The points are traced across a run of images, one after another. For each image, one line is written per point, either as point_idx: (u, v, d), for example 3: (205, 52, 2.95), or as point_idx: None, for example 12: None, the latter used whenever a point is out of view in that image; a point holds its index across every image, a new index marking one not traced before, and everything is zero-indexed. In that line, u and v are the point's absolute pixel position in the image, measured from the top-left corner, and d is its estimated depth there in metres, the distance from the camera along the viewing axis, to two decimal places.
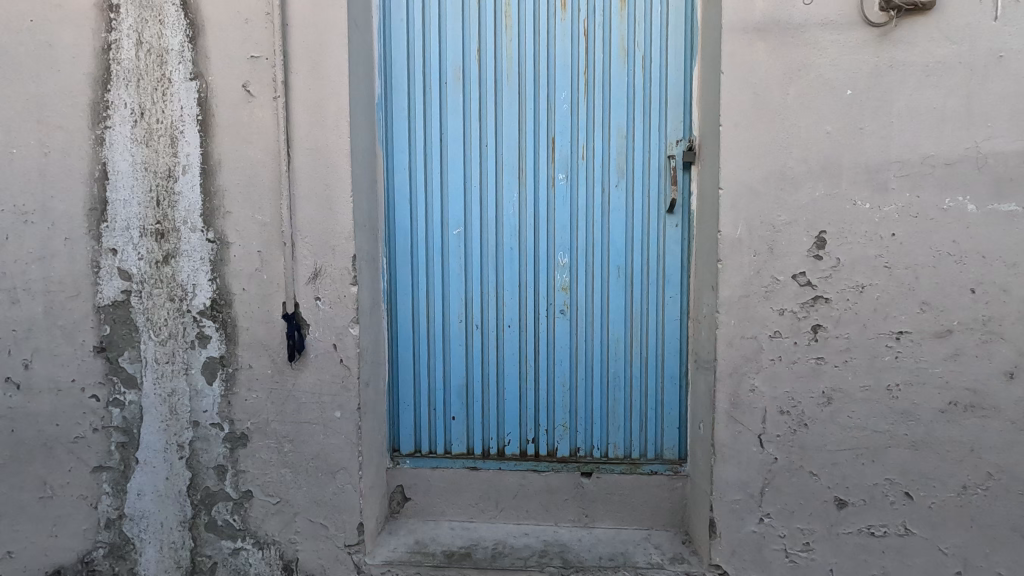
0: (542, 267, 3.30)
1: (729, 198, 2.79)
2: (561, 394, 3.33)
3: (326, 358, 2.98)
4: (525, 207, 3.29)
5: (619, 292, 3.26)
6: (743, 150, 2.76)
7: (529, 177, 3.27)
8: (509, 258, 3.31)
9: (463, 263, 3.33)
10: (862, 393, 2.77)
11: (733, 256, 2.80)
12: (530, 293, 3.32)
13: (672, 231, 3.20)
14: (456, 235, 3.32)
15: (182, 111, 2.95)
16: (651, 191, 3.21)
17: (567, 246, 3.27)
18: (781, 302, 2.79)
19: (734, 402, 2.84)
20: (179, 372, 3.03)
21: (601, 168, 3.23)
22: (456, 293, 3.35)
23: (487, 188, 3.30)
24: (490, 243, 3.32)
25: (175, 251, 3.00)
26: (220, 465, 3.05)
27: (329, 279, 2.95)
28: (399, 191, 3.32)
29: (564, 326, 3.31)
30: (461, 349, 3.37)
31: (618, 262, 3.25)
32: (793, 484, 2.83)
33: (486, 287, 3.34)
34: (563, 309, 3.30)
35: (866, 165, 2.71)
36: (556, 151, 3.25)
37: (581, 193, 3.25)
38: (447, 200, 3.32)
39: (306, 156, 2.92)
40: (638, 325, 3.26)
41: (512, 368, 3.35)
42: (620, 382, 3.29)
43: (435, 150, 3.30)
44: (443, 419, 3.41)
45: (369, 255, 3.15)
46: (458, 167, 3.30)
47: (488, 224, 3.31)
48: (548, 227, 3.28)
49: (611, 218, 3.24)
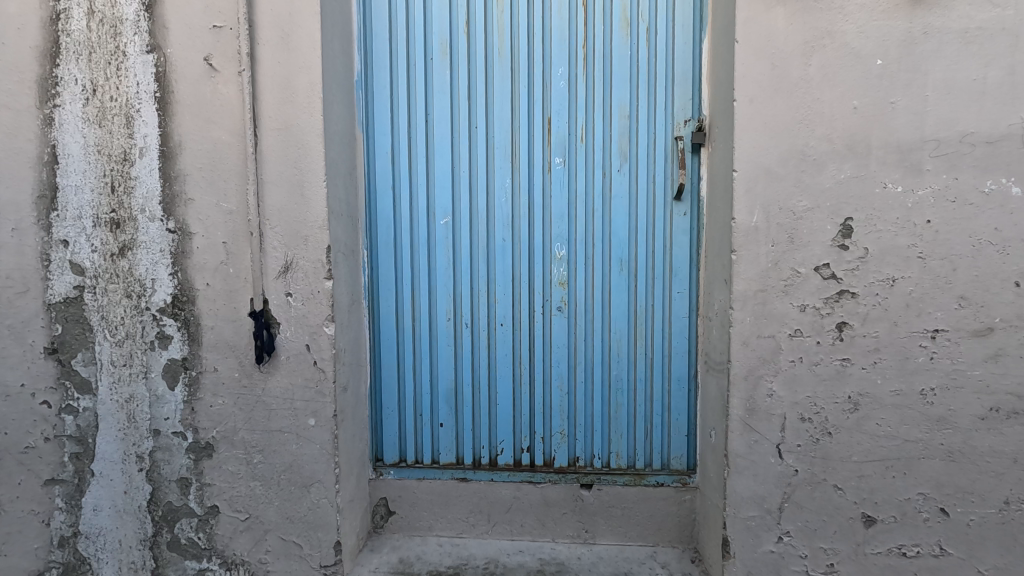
0: (537, 261, 3.02)
1: (745, 181, 2.50)
2: (558, 398, 3.05)
3: (298, 360, 2.70)
4: (518, 195, 3.01)
5: (621, 287, 2.98)
6: (760, 127, 2.48)
7: (522, 162, 2.99)
8: (502, 250, 3.03)
9: (452, 256, 3.05)
10: (892, 398, 2.49)
11: (748, 246, 2.52)
12: (524, 288, 3.04)
13: (680, 220, 2.92)
14: (443, 226, 3.04)
15: (138, 88, 2.67)
16: (656, 176, 2.92)
17: (565, 237, 2.99)
18: (802, 297, 2.50)
19: (751, 409, 2.56)
20: (138, 376, 2.76)
21: (601, 152, 2.95)
22: (443, 289, 3.07)
23: (477, 173, 3.02)
24: (481, 234, 3.04)
25: (132, 243, 2.73)
26: (183, 478, 2.78)
27: (300, 273, 2.67)
28: (381, 177, 3.04)
29: (561, 325, 3.03)
30: (449, 350, 3.09)
31: (620, 254, 2.96)
32: (815, 499, 2.55)
33: (476, 283, 3.06)
34: (560, 306, 3.02)
35: (898, 144, 2.43)
36: (552, 133, 2.97)
37: (580, 179, 2.96)
38: (434, 187, 3.04)
39: (275, 137, 2.63)
40: (643, 323, 2.98)
41: (505, 370, 3.07)
42: (623, 385, 3.02)
43: (420, 132, 3.02)
44: (430, 426, 3.13)
45: (347, 247, 2.87)
46: (445, 150, 3.02)
47: (479, 213, 3.03)
48: (544, 217, 3.00)
49: (613, 205, 2.95)
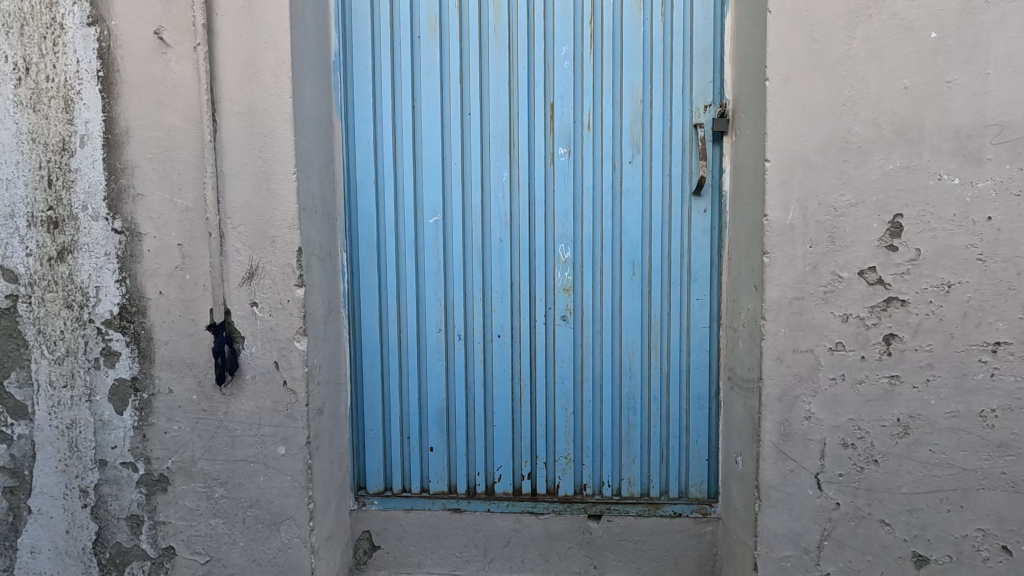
0: (538, 264, 2.68)
1: (778, 173, 2.18)
2: (563, 418, 2.72)
3: (266, 380, 2.35)
4: (517, 191, 2.67)
5: (633, 294, 2.64)
6: (796, 110, 2.16)
7: (521, 152, 2.65)
8: (499, 253, 2.69)
9: (442, 260, 2.71)
10: (947, 421, 2.17)
11: (783, 248, 2.19)
12: (523, 296, 2.70)
13: (699, 218, 2.59)
14: (432, 225, 2.70)
15: (78, 66, 2.30)
16: (673, 169, 2.59)
17: (570, 237, 2.65)
18: (844, 306, 2.18)
19: (785, 433, 2.24)
20: (80, 399, 2.39)
21: (610, 141, 2.62)
22: (432, 297, 2.73)
23: (471, 166, 2.68)
24: (475, 234, 2.70)
25: (73, 245, 2.36)
26: (134, 515, 2.42)
27: (267, 279, 2.32)
28: (362, 170, 2.69)
29: (565, 336, 2.69)
30: (440, 366, 2.75)
31: (632, 257, 2.63)
32: (859, 536, 2.23)
33: (470, 289, 2.73)
34: (565, 314, 2.69)
35: (955, 129, 2.10)
36: (555, 121, 2.63)
37: (586, 172, 2.63)
38: (421, 181, 2.70)
39: (237, 122, 2.28)
40: (658, 334, 2.65)
41: (503, 388, 2.73)
42: (636, 404, 2.69)
43: (406, 119, 2.67)
44: (419, 450, 2.79)
45: (323, 249, 2.52)
46: (434, 139, 2.67)
47: (472, 212, 2.69)
48: (546, 215, 2.67)
49: (624, 202, 2.62)
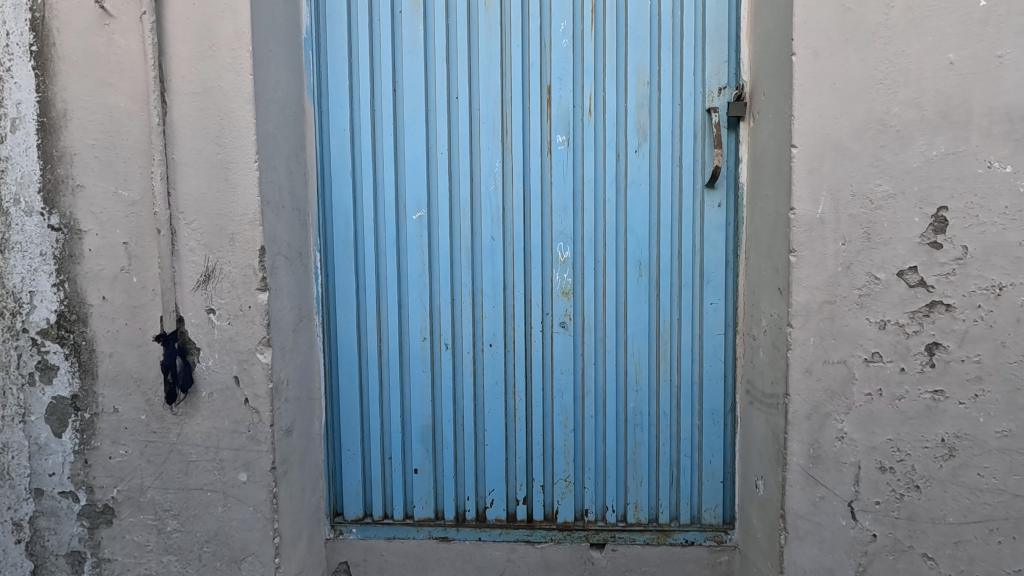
0: (533, 265, 2.41)
1: (806, 161, 1.92)
2: (562, 436, 2.45)
3: (225, 397, 2.06)
4: (511, 184, 2.40)
5: (639, 299, 2.38)
6: (826, 90, 1.91)
7: (514, 141, 2.39)
8: (490, 252, 2.42)
9: (427, 261, 2.44)
10: (998, 442, 1.90)
11: (812, 245, 1.93)
12: (517, 301, 2.43)
13: (713, 213, 2.33)
14: (415, 223, 2.43)
15: (7, 37, 1.99)
16: (683, 158, 2.33)
17: (569, 234, 2.39)
18: (881, 311, 1.92)
19: (815, 456, 1.98)
20: (12, 421, 2.06)
21: (614, 128, 2.35)
22: (416, 302, 2.45)
23: (458, 155, 2.41)
24: (463, 232, 2.42)
25: (2, 243, 2.04)
26: (75, 552, 2.11)
27: (226, 282, 2.03)
28: (337, 161, 2.42)
29: (564, 345, 2.42)
30: (425, 378, 2.48)
31: (638, 257, 2.37)
32: (897, 571, 1.97)
33: (458, 294, 2.45)
34: (563, 320, 2.42)
35: (1007, 111, 1.82)
36: (552, 106, 2.37)
37: (587, 163, 2.36)
38: (404, 174, 2.42)
39: (191, 102, 1.99)
40: (667, 343, 2.39)
41: (495, 403, 2.46)
42: (643, 420, 2.42)
43: (386, 104, 2.40)
44: (402, 472, 2.51)
45: (293, 248, 2.25)
46: (418, 126, 2.40)
47: (460, 207, 2.42)
48: (542, 211, 2.40)
49: (629, 195, 2.35)
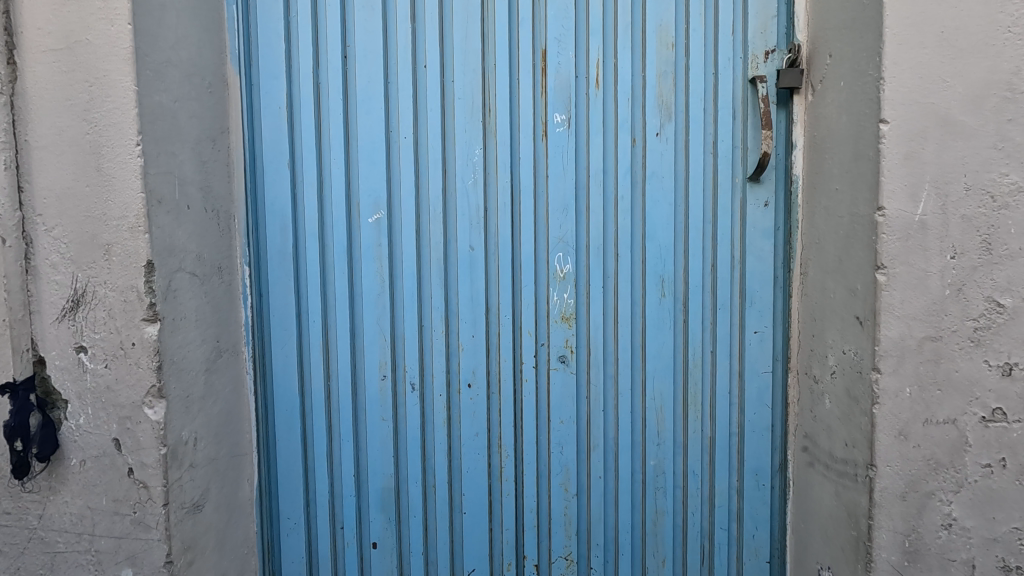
0: (524, 282, 1.87)
1: (902, 141, 1.38)
2: (561, 502, 1.91)
3: (102, 466, 1.52)
4: (494, 177, 1.86)
5: (660, 326, 1.84)
6: (930, 41, 1.37)
7: (499, 121, 1.84)
8: (469, 266, 1.87)
9: (387, 277, 1.90)
10: None
11: (909, 260, 1.39)
12: (502, 328, 1.88)
13: (758, 214, 1.80)
14: (371, 228, 1.88)
15: None
16: (719, 142, 1.79)
17: (571, 242, 1.84)
18: (1004, 351, 1.37)
19: (913, 551, 1.44)
20: None
21: (627, 103, 1.80)
22: (373, 330, 1.91)
23: (426, 140, 1.87)
24: (434, 240, 1.88)
25: None
26: None
27: (101, 310, 1.49)
28: (271, 148, 1.88)
29: (564, 385, 1.88)
30: (386, 427, 1.94)
31: (659, 271, 1.83)
32: None
33: (427, 319, 1.91)
34: (563, 353, 1.88)
35: None
36: (547, 76, 1.83)
37: (594, 149, 1.82)
38: (357, 165, 1.88)
39: (49, 63, 1.44)
40: (697, 382, 1.86)
41: (476, 459, 1.92)
42: (667, 482, 1.89)
43: (333, 74, 1.86)
44: (358, 547, 1.97)
45: (207, 263, 1.70)
46: (374, 103, 1.86)
47: (430, 207, 1.87)
48: (535, 212, 1.85)
49: (647, 191, 1.81)
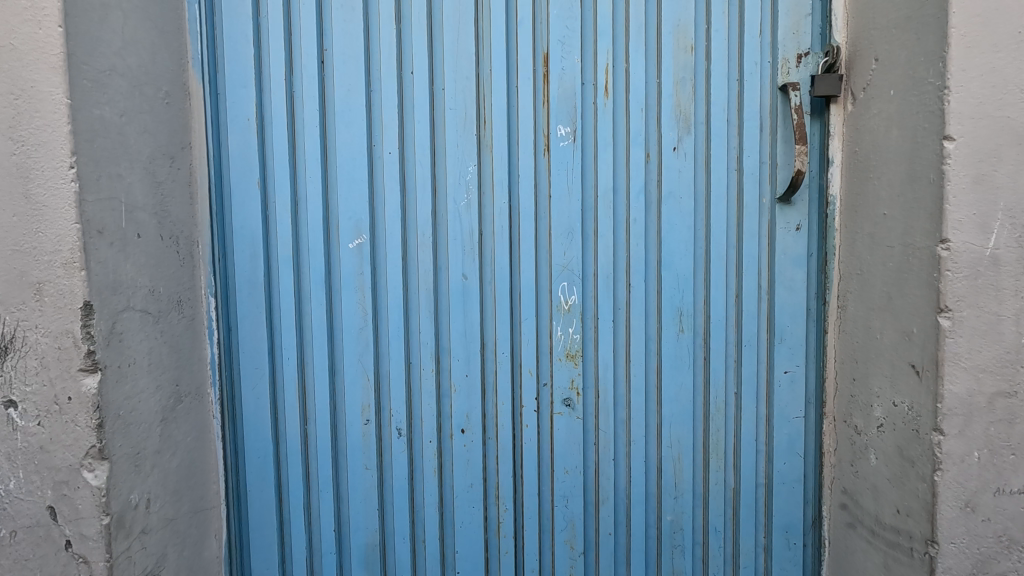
0: (524, 316, 1.65)
1: (970, 162, 1.18)
2: (567, 561, 1.70)
3: (36, 538, 1.32)
4: (490, 197, 1.65)
5: (678, 365, 1.64)
6: (1004, 45, 1.17)
7: (495, 134, 1.63)
8: (462, 298, 1.66)
9: (370, 309, 1.69)
10: None
11: (978, 300, 1.19)
12: (500, 366, 1.67)
13: (788, 240, 1.59)
14: (352, 255, 1.68)
15: None
16: (744, 158, 1.58)
17: (576, 270, 1.63)
18: None
19: None
20: None
21: (640, 114, 1.59)
22: (354, 368, 1.70)
23: (413, 155, 1.66)
24: (423, 268, 1.67)
25: None
26: None
27: (33, 359, 1.28)
28: (239, 164, 1.67)
29: (569, 431, 1.68)
30: (369, 477, 1.73)
31: (676, 303, 1.62)
32: None
33: (416, 356, 1.70)
34: (568, 396, 1.67)
35: None
36: (549, 83, 1.62)
37: (602, 166, 1.61)
38: (335, 183, 1.67)
39: None
40: (720, 428, 1.65)
41: (470, 513, 1.71)
42: (685, 539, 1.68)
43: (308, 82, 1.65)
44: None
45: (163, 298, 1.50)
46: (355, 114, 1.65)
47: (418, 231, 1.66)
48: (536, 236, 1.64)
49: (663, 213, 1.61)
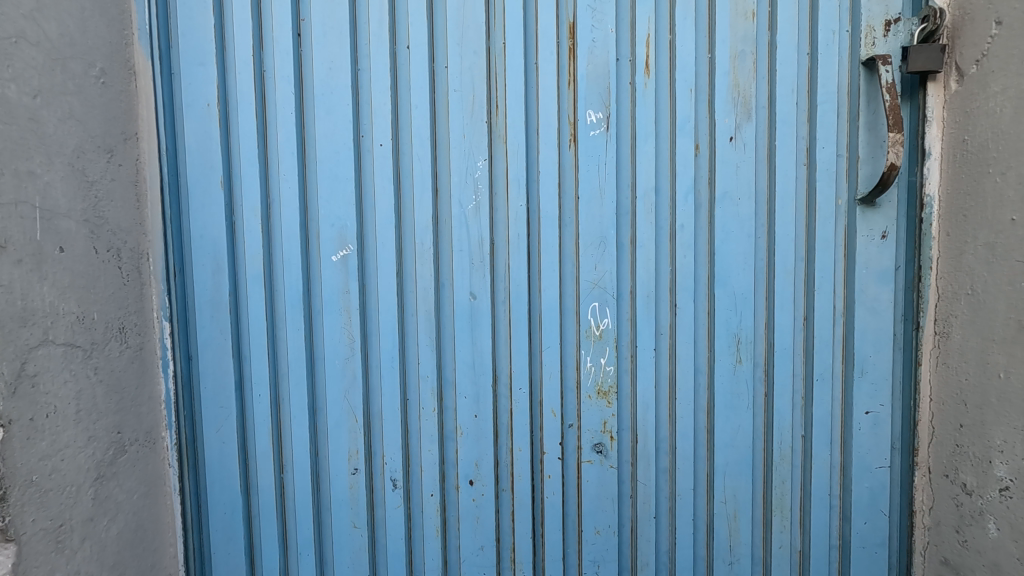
0: (545, 344, 1.36)
1: None
2: None
3: None
4: (503, 199, 1.35)
5: (734, 404, 1.35)
6: None
7: (511, 122, 1.33)
8: (470, 321, 1.37)
9: (358, 336, 1.39)
10: None
11: None
12: (516, 405, 1.38)
13: (872, 250, 1.29)
14: (336, 270, 1.38)
15: None
16: (816, 149, 1.28)
17: (610, 288, 1.33)
18: None
19: None
20: None
21: (687, 97, 1.30)
22: (339, 406, 1.41)
23: (409, 148, 1.36)
24: (422, 286, 1.37)
25: None
26: None
27: None
28: (197, 160, 1.37)
29: (601, 483, 1.38)
30: (358, 538, 1.43)
31: (732, 328, 1.33)
32: None
33: (414, 393, 1.40)
34: (599, 441, 1.37)
35: None
36: (576, 59, 1.32)
37: (642, 161, 1.31)
38: (315, 183, 1.37)
39: None
40: (785, 480, 1.35)
41: None
42: None
43: (281, 60, 1.35)
44: None
45: (97, 327, 1.20)
46: (338, 99, 1.35)
47: (415, 240, 1.37)
48: (560, 247, 1.35)
49: (715, 218, 1.31)
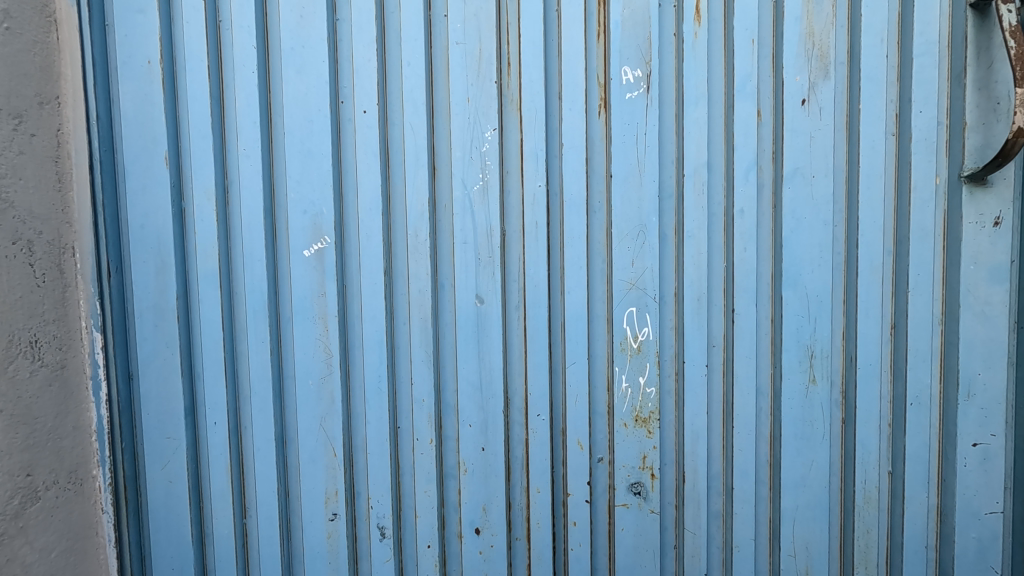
0: (570, 360, 1.09)
1: None
2: None
3: None
4: (517, 178, 1.08)
5: (806, 435, 1.08)
6: None
7: (526, 82, 1.07)
8: (477, 332, 1.10)
9: (337, 348, 1.12)
10: None
11: None
12: (533, 436, 1.11)
13: (982, 241, 1.03)
14: (310, 269, 1.11)
15: None
16: (912, 114, 1.02)
17: (651, 289, 1.07)
18: None
19: None
20: None
21: (748, 50, 1.04)
22: (314, 437, 1.14)
23: (399, 116, 1.09)
24: (416, 288, 1.10)
25: None
26: None
27: None
28: (136, 131, 1.10)
29: (640, 531, 1.12)
30: None
31: (804, 339, 1.07)
32: None
33: (406, 420, 1.13)
34: (638, 481, 1.11)
35: None
36: (608, 4, 1.06)
37: (691, 130, 1.05)
38: (284, 159, 1.10)
39: None
40: (869, 529, 1.09)
41: None
42: None
43: (240, 5, 1.09)
44: None
45: None
46: (312, 54, 1.09)
47: (408, 230, 1.10)
48: (588, 240, 1.08)
49: (783, 202, 1.05)
